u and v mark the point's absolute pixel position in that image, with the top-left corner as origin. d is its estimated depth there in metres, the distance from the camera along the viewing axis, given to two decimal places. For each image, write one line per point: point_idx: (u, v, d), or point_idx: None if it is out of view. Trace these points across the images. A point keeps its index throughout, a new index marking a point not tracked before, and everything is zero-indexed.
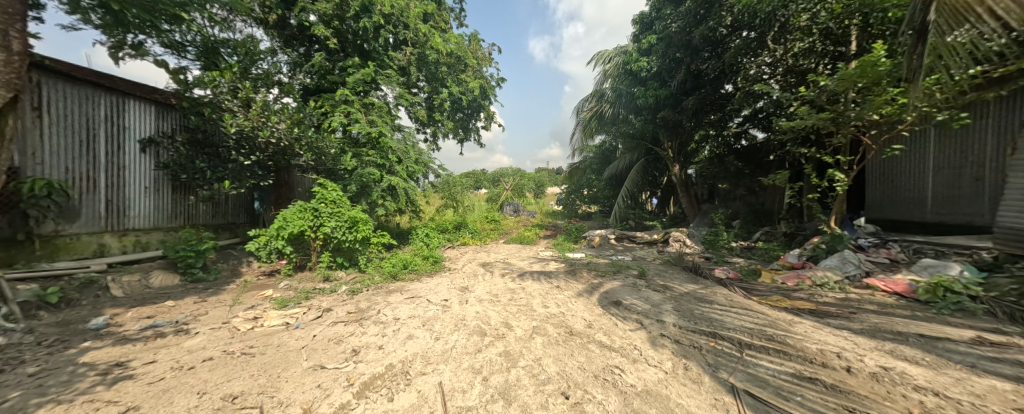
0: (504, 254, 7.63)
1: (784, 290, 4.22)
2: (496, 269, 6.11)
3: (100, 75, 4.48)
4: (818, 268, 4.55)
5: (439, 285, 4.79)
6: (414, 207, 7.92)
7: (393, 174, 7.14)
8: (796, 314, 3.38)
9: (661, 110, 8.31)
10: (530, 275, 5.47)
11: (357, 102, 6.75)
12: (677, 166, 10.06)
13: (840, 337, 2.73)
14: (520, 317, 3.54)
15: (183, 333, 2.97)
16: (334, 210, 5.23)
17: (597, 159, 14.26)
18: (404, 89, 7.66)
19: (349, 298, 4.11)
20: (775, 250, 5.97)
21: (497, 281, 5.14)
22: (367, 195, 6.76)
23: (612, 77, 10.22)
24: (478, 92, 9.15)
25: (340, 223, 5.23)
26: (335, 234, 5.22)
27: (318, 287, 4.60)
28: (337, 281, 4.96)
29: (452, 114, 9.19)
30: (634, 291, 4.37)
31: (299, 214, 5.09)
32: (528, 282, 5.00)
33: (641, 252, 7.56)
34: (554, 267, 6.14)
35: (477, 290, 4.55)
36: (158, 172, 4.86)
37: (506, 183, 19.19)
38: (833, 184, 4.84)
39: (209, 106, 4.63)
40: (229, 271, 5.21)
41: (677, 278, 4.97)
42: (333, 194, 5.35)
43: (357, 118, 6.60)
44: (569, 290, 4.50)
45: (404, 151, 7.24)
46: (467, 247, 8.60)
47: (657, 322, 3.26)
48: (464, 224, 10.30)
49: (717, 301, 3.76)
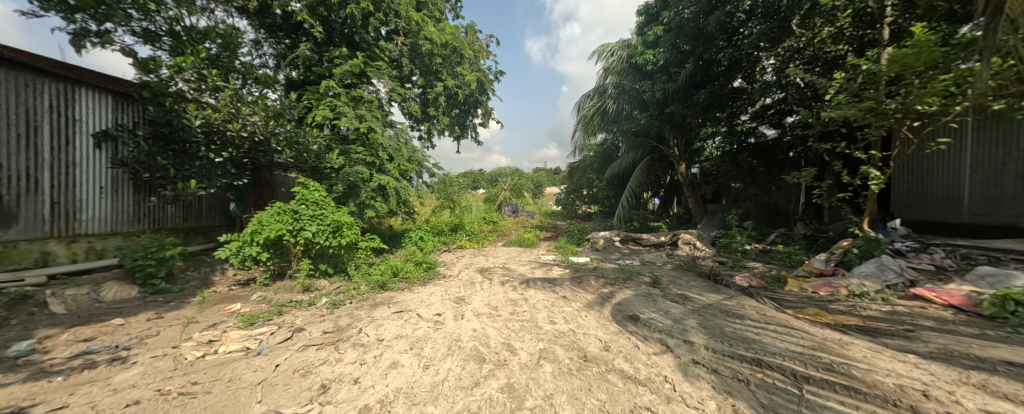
0: (503, 258, 7.13)
1: (818, 301, 3.76)
2: (494, 275, 5.63)
3: (65, 67, 4.11)
4: (853, 275, 4.10)
5: (432, 296, 4.31)
6: (406, 208, 7.43)
7: (384, 173, 6.65)
8: (845, 333, 2.91)
9: (669, 105, 7.86)
10: (532, 283, 5.00)
11: (344, 95, 6.23)
12: (684, 164, 9.61)
13: (913, 368, 2.26)
14: (524, 336, 3.06)
15: (118, 362, 2.45)
16: (316, 212, 4.74)
17: (598, 158, 13.83)
18: (396, 82, 7.19)
19: (328, 313, 3.60)
20: (797, 254, 5.52)
21: (497, 290, 4.66)
22: (356, 196, 6.27)
23: (616, 71, 9.76)
24: (475, 86, 8.65)
25: (322, 227, 4.71)
26: (317, 239, 4.70)
27: (296, 298, 4.10)
28: (319, 291, 4.46)
29: (447, 110, 8.67)
30: (650, 303, 3.90)
31: (277, 218, 4.59)
32: (530, 291, 4.53)
33: (650, 256, 7.09)
34: (558, 273, 5.67)
35: (474, 302, 4.07)
36: (115, 170, 4.32)
37: (504, 183, 18.72)
38: (866, 182, 4.39)
39: (174, 97, 4.11)
40: (199, 281, 4.68)
41: (695, 286, 4.50)
42: (315, 194, 4.86)
43: (344, 112, 6.09)
44: (577, 301, 4.02)
45: (396, 149, 6.76)
46: (465, 251, 8.10)
47: (685, 343, 2.77)
48: (461, 226, 9.82)
49: (749, 316, 3.29)
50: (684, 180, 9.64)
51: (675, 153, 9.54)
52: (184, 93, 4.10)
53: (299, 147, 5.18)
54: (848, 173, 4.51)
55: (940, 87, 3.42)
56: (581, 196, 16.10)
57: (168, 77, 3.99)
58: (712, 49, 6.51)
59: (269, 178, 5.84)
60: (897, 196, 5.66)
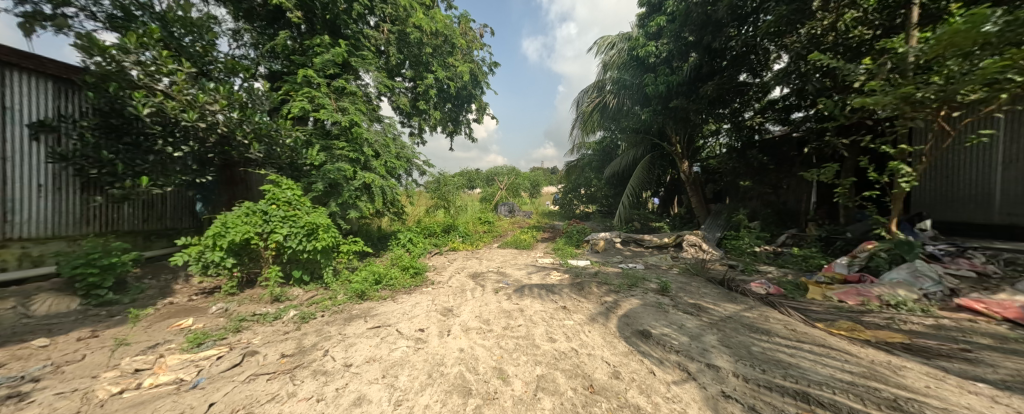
0: (499, 262, 6.67)
1: (849, 313, 3.35)
2: (488, 281, 5.18)
3: (23, 55, 3.70)
4: (883, 283, 3.70)
5: (416, 306, 3.86)
6: (395, 208, 6.95)
7: (370, 171, 6.21)
8: (894, 355, 2.49)
9: (673, 99, 7.47)
10: (529, 290, 4.56)
11: (323, 85, 5.72)
12: (687, 162, 9.21)
13: (997, 406, 1.83)
14: (519, 359, 2.61)
15: (10, 401, 1.96)
16: (288, 213, 4.26)
17: (597, 156, 13.42)
18: (384, 74, 6.73)
19: (293, 329, 3.12)
20: (814, 257, 5.13)
21: (489, 299, 4.22)
22: (338, 195, 5.80)
23: (616, 65, 9.34)
24: (468, 78, 8.15)
25: (294, 229, 4.22)
26: (288, 243, 4.20)
27: (261, 310, 3.63)
28: (290, 302, 3.97)
29: (440, 104, 8.19)
30: (661, 314, 3.47)
31: (244, 219, 4.11)
32: (527, 300, 4.08)
33: (653, 258, 6.69)
34: (556, 278, 5.23)
35: (463, 314, 3.62)
36: (51, 165, 3.83)
37: (501, 182, 18.25)
38: (896, 179, 4.00)
39: (119, 81, 3.58)
40: (155, 291, 4.19)
41: (709, 294, 4.09)
42: (288, 194, 4.39)
43: (324, 103, 5.59)
44: (579, 313, 3.59)
45: (382, 144, 6.32)
46: (457, 253, 7.64)
47: (709, 368, 2.34)
48: (454, 227, 9.36)
49: (777, 332, 2.86)
50: (686, 178, 9.25)
51: (678, 151, 9.15)
52: (131, 77, 3.58)
53: (271, 140, 4.68)
54: (874, 169, 4.10)
55: (993, 71, 3.02)
56: (579, 195, 15.70)
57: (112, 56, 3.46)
58: (722, 37, 6.12)
59: (247, 177, 5.42)
60: (921, 198, 5.36)
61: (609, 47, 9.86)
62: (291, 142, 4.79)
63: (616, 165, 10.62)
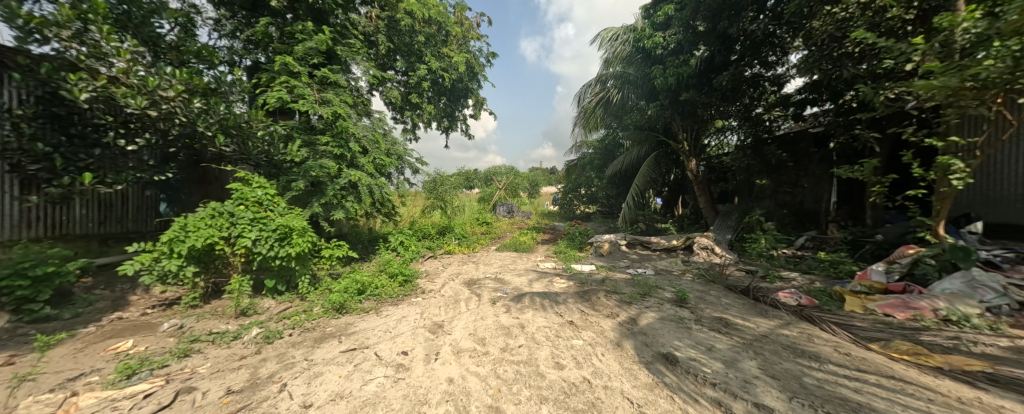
0: (497, 266, 6.20)
1: (904, 330, 2.89)
2: (485, 289, 4.71)
3: None
4: (936, 293, 3.25)
5: (401, 321, 3.37)
6: (385, 208, 6.47)
7: (357, 168, 5.74)
8: (982, 390, 2.02)
9: (683, 92, 7.03)
10: (530, 299, 4.08)
11: (304, 74, 5.22)
12: (694, 160, 8.78)
13: None
14: (520, 394, 2.12)
15: None
16: (258, 215, 3.76)
17: (599, 155, 12.97)
18: (373, 64, 6.24)
19: (251, 353, 2.62)
20: (843, 262, 4.68)
21: (486, 311, 3.74)
22: (321, 194, 5.33)
23: (620, 57, 8.86)
24: (464, 70, 7.66)
25: (264, 233, 3.72)
26: (258, 249, 3.69)
27: (221, 327, 3.13)
28: (257, 317, 3.47)
29: (434, 98, 7.70)
30: (684, 332, 3.00)
31: (207, 222, 3.62)
32: (529, 313, 3.61)
33: (663, 262, 6.24)
34: (560, 286, 4.76)
35: (456, 331, 3.16)
36: None
37: (499, 182, 17.79)
38: (944, 176, 3.54)
39: (51, 61, 3.04)
40: (107, 303, 3.69)
41: (734, 306, 3.62)
42: (258, 193, 3.90)
43: (305, 94, 5.09)
44: (589, 330, 3.12)
45: (371, 140, 5.86)
46: (452, 257, 7.17)
47: (759, 410, 1.85)
48: (449, 228, 8.87)
49: (829, 358, 2.39)
50: (694, 177, 8.80)
51: (685, 148, 8.70)
52: (66, 55, 3.01)
53: (240, 133, 4.17)
54: (919, 165, 3.64)
55: None
56: (579, 195, 15.27)
57: (40, 30, 2.89)
58: (741, 21, 5.62)
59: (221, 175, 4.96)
60: (971, 199, 5.08)
61: (614, 39, 9.19)
62: (265, 136, 4.30)
63: (619, 164, 10.17)
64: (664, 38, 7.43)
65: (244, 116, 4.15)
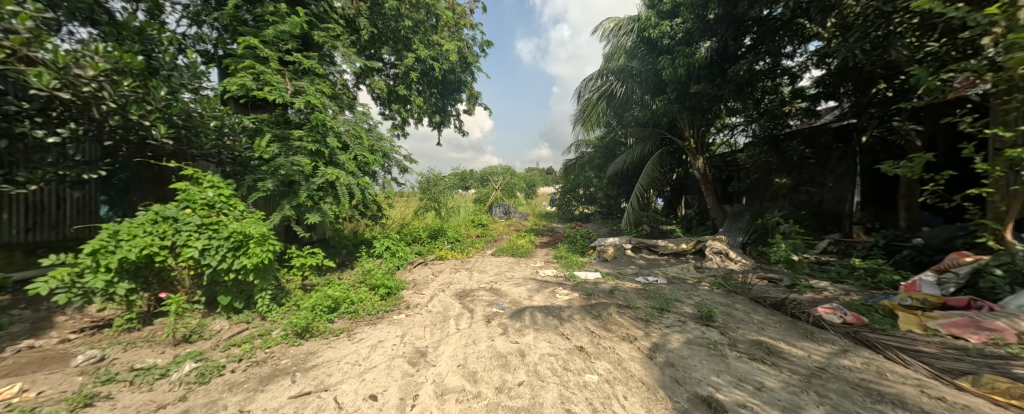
0: (492, 274, 5.64)
1: (990, 358, 2.37)
2: (478, 302, 4.15)
3: None
4: (1013, 312, 2.74)
5: (375, 349, 2.78)
6: (369, 210, 5.88)
7: (336, 167, 5.16)
8: None
9: (693, 84, 6.51)
10: (530, 316, 3.52)
11: (273, 58, 4.61)
12: (701, 159, 8.30)
13: None
14: None
15: None
16: (206, 220, 3.16)
17: (600, 153, 12.45)
18: (354, 51, 5.64)
19: (173, 402, 2.02)
20: (879, 270, 4.18)
21: (478, 333, 3.18)
22: (293, 196, 4.74)
23: (624, 48, 8.34)
24: (456, 60, 7.09)
25: (214, 241, 3.11)
26: (206, 260, 3.09)
27: (148, 361, 2.50)
28: (197, 345, 2.83)
29: (424, 91, 7.13)
30: (721, 363, 2.45)
31: (144, 229, 3.02)
32: (530, 335, 3.05)
33: (674, 269, 5.72)
34: (563, 297, 4.22)
35: (442, 362, 2.59)
36: None
37: (495, 183, 17.21)
38: (1014, 172, 3.04)
39: None
40: (23, 327, 3.07)
41: (770, 326, 3.08)
42: (209, 195, 3.30)
43: (274, 81, 4.47)
44: (604, 361, 2.56)
45: (352, 135, 5.29)
46: (444, 263, 6.61)
47: None
48: (442, 232, 8.29)
49: (920, 405, 1.86)
50: (702, 176, 8.30)
51: (691, 146, 8.21)
52: None
53: (188, 124, 3.52)
54: (982, 159, 3.13)
55: None
56: (577, 196, 14.76)
57: None
58: (762, 3, 5.09)
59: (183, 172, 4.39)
60: None
61: (614, 30, 8.52)
62: (216, 126, 3.67)
63: (621, 163, 9.59)
64: (671, 27, 6.92)
65: (192, 102, 3.49)
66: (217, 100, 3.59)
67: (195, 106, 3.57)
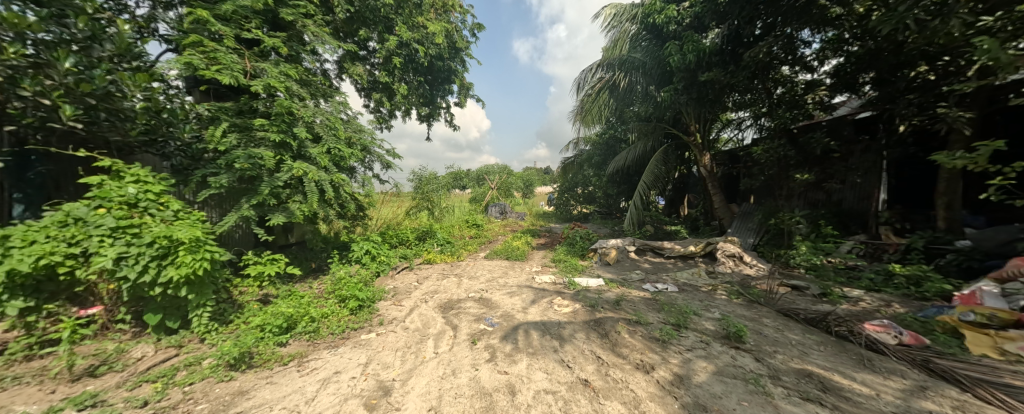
0: (483, 281, 5.06)
1: None
2: (464, 315, 3.59)
3: None
4: None
5: (326, 387, 2.20)
6: (346, 210, 5.28)
7: (306, 161, 4.58)
8: None
9: (704, 71, 5.96)
10: (524, 336, 2.94)
11: (227, 35, 3.96)
12: (708, 155, 7.80)
13: None
14: None
15: None
16: (123, 222, 2.55)
17: (600, 151, 11.93)
18: (327, 31, 5.02)
19: None
20: (924, 278, 3.66)
21: (460, 359, 2.61)
22: (253, 194, 4.14)
23: (627, 36, 7.76)
24: (444, 45, 6.50)
25: (130, 249, 2.50)
26: (121, 271, 2.49)
27: (16, 410, 1.91)
28: (96, 383, 2.24)
29: (410, 79, 6.54)
30: (767, 406, 1.89)
31: (42, 233, 2.42)
32: (522, 363, 2.49)
33: (684, 274, 5.18)
34: (562, 310, 3.66)
35: (409, 406, 2.02)
36: None
37: (490, 182, 16.63)
38: None
39: None
40: None
41: (816, 350, 2.53)
42: (131, 191, 2.72)
43: (228, 60, 3.84)
44: (616, 402, 2.00)
45: (325, 125, 4.71)
46: (432, 267, 6.03)
47: None
48: (431, 233, 7.69)
49: None
50: (709, 173, 7.77)
51: (698, 141, 7.69)
52: None
53: (105, 104, 2.92)
54: None
55: None
56: (575, 195, 14.22)
57: None
58: None
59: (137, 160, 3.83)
60: None
61: (618, 16, 7.71)
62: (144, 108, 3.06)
63: (621, 160, 9.00)
64: (678, 11, 6.38)
65: (110, 77, 2.88)
66: (145, 76, 2.96)
67: (116, 82, 2.97)
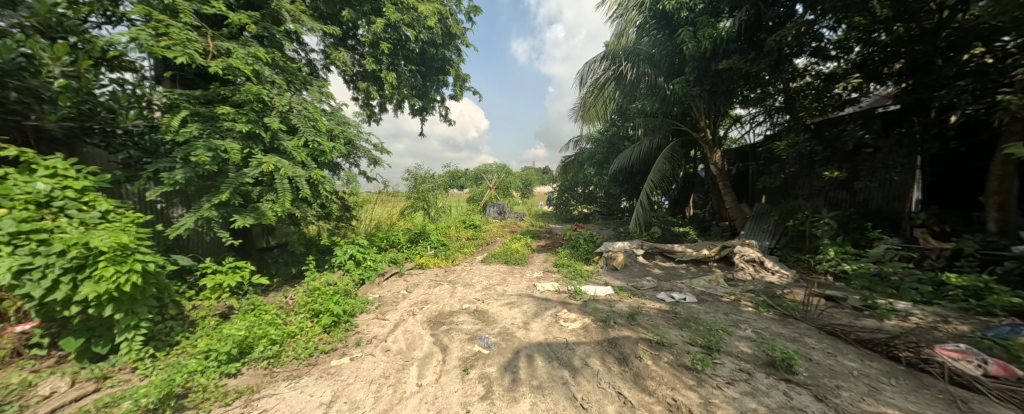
0: (479, 290, 4.55)
1: None
2: (456, 333, 3.09)
3: None
4: None
5: None
6: (327, 210, 4.77)
7: (279, 155, 4.07)
8: None
9: (721, 60, 5.48)
10: (527, 364, 2.46)
11: (186, 10, 3.44)
12: (718, 153, 7.33)
13: None
14: None
15: None
16: (25, 226, 2.02)
17: (602, 149, 11.45)
18: (305, 10, 4.49)
19: None
20: (985, 289, 3.18)
21: (448, 396, 2.12)
22: (216, 192, 3.63)
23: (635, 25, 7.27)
24: (437, 29, 5.97)
25: (34, 261, 1.98)
26: (24, 288, 1.97)
27: None
28: None
29: (400, 67, 6.01)
30: None
31: None
32: (524, 402, 2.02)
33: (701, 282, 4.70)
34: (569, 325, 3.17)
35: None
36: None
37: (489, 182, 16.11)
38: None
39: None
40: None
41: (888, 386, 2.05)
42: (42, 187, 2.21)
43: (187, 38, 3.33)
44: None
45: (303, 115, 4.20)
46: (425, 273, 5.52)
47: None
48: (424, 235, 7.16)
49: None
50: (720, 171, 7.30)
51: (708, 137, 7.22)
52: None
53: (14, 81, 2.49)
54: None
55: None
56: (576, 195, 13.71)
57: None
58: None
59: (79, 153, 3.31)
60: None
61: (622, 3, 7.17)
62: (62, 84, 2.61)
63: (625, 158, 8.51)
64: None
65: (21, 48, 2.48)
66: (61, 47, 2.52)
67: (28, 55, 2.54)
